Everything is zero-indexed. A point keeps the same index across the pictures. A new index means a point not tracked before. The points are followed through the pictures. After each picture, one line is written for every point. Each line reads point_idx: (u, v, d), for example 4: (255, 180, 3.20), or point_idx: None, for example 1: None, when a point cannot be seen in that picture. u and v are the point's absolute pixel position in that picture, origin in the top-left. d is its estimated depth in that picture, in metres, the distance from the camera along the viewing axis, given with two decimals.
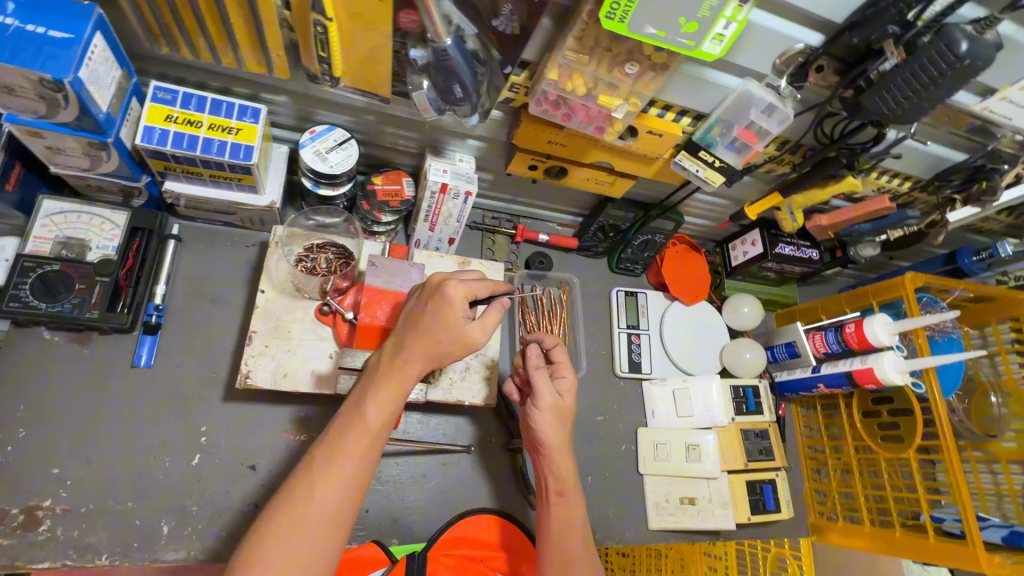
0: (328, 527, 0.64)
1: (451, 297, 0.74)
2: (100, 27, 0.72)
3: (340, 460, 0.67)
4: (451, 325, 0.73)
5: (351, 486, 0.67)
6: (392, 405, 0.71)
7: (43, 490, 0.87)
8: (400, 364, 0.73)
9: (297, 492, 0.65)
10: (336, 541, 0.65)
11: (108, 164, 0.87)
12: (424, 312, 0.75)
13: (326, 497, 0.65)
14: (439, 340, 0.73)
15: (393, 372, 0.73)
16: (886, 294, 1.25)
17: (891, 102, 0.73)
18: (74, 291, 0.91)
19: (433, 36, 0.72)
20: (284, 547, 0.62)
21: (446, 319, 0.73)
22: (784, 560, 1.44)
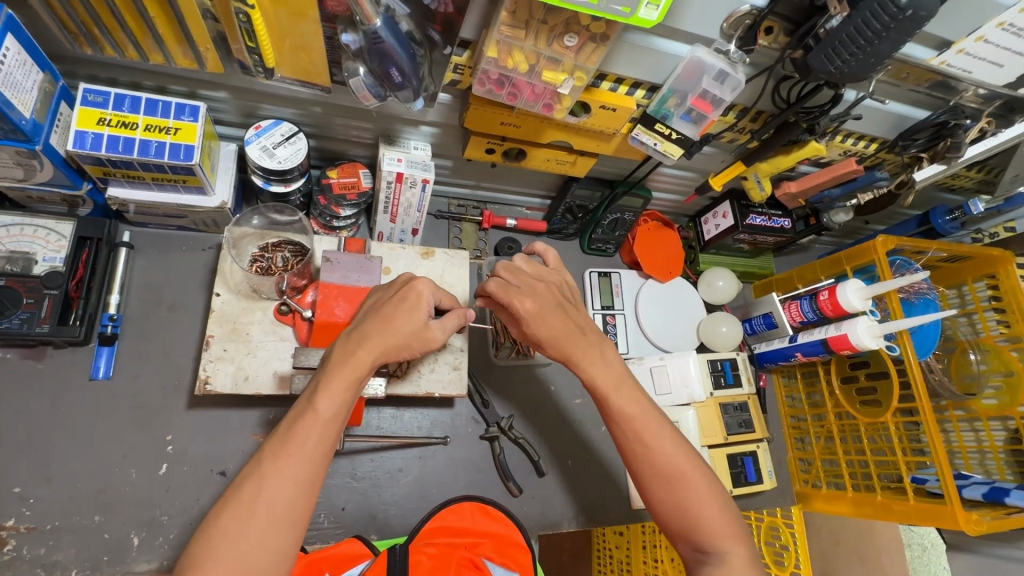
0: (280, 522, 0.63)
1: (419, 292, 0.77)
2: (11, 29, 0.68)
3: (290, 453, 0.66)
4: (416, 318, 0.76)
5: (302, 478, 0.65)
6: (342, 400, 0.70)
7: (6, 510, 0.85)
8: (357, 355, 0.71)
9: (244, 490, 0.64)
10: (290, 535, 0.64)
11: (43, 173, 0.84)
12: (388, 304, 0.76)
13: (276, 491, 0.64)
14: (400, 331, 0.74)
15: (348, 363, 0.71)
16: (858, 259, 1.24)
17: (837, 60, 0.71)
18: (21, 306, 0.88)
19: (362, 17, 0.69)
20: (232, 548, 0.61)
21: (411, 314, 0.75)
22: (776, 529, 1.42)
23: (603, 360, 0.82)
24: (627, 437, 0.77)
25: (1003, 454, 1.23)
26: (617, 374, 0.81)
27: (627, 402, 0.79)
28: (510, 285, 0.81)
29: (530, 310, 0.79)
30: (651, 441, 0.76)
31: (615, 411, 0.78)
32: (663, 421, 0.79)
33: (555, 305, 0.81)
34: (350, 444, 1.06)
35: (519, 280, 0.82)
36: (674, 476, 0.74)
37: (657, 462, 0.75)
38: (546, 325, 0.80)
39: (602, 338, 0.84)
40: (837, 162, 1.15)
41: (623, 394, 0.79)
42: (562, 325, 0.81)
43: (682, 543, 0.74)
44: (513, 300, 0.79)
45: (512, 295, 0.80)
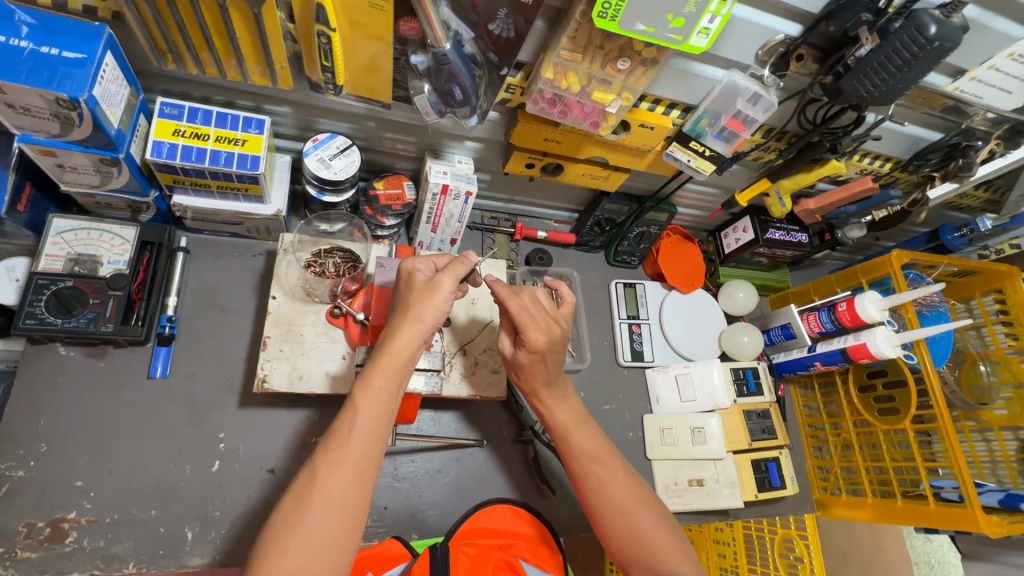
0: (337, 510, 0.65)
1: (410, 268, 0.81)
2: (110, 47, 0.74)
3: (340, 444, 0.69)
4: (413, 286, 0.79)
5: (355, 465, 0.68)
6: (387, 386, 0.74)
7: (67, 503, 0.88)
8: (390, 346, 0.75)
9: (301, 481, 0.67)
10: (350, 521, 0.66)
11: (118, 179, 0.89)
12: (396, 294, 0.81)
13: (330, 481, 0.66)
14: (412, 305, 0.77)
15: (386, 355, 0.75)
16: (874, 272, 1.30)
17: (867, 85, 0.77)
18: (88, 306, 0.92)
19: (433, 41, 0.76)
20: (296, 537, 0.63)
21: (411, 285, 0.79)
22: (792, 542, 1.31)
23: (563, 399, 0.96)
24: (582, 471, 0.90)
25: (1016, 463, 1.28)
26: (576, 412, 0.95)
27: (585, 439, 0.92)
28: (531, 317, 0.88)
29: (540, 345, 0.88)
30: (607, 473, 0.89)
31: (574, 445, 0.92)
32: (616, 460, 0.91)
33: (556, 349, 0.90)
34: (391, 444, 1.09)
35: (538, 314, 0.90)
36: (626, 505, 0.86)
37: (608, 497, 0.87)
38: (545, 360, 0.90)
39: (570, 383, 0.97)
40: (853, 181, 1.22)
41: (582, 430, 0.93)
42: (548, 368, 0.92)
43: (634, 568, 0.83)
44: (529, 332, 0.87)
45: (530, 326, 0.88)
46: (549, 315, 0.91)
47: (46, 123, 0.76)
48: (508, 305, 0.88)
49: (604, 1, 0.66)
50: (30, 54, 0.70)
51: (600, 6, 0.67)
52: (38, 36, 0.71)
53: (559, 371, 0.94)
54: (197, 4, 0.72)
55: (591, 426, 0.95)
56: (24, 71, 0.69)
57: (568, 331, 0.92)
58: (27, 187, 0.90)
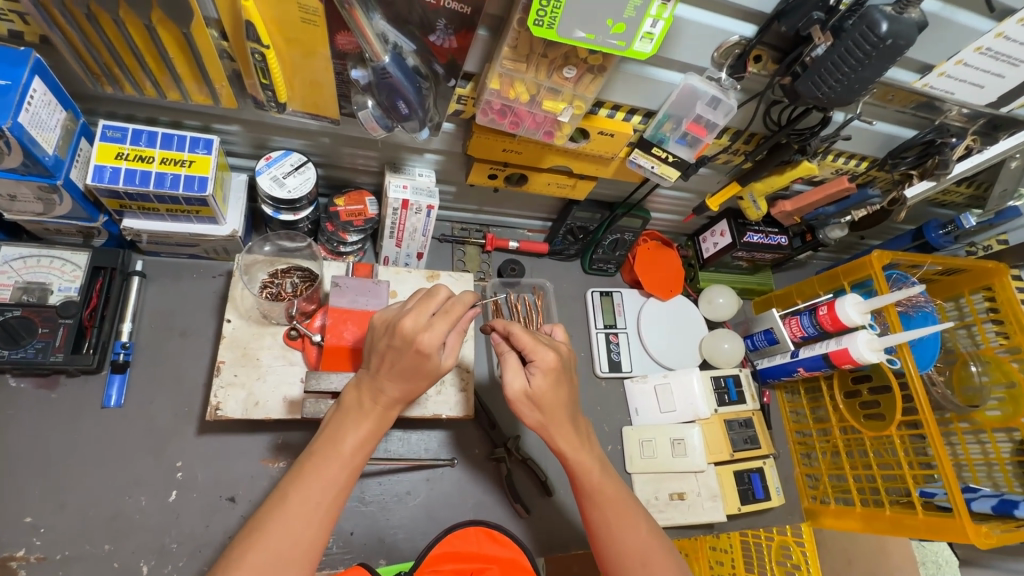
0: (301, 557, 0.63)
1: (422, 338, 0.67)
2: (37, 72, 0.72)
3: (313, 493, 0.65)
4: (428, 365, 0.69)
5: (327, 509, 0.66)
6: (371, 436, 0.71)
7: (16, 540, 0.85)
8: (384, 404, 0.71)
9: (253, 531, 0.63)
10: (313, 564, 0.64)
11: (62, 206, 0.86)
12: (398, 354, 0.69)
13: (299, 529, 0.63)
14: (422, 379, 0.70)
15: (377, 405, 0.71)
16: (856, 273, 1.26)
17: (822, 87, 0.74)
18: (37, 335, 0.90)
19: (371, 55, 0.73)
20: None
21: (425, 365, 0.69)
22: (787, 550, 1.30)
23: (584, 438, 0.82)
24: (604, 522, 0.78)
25: (1010, 466, 1.23)
26: (597, 455, 0.82)
27: (609, 484, 0.80)
28: (538, 337, 0.81)
29: (553, 361, 0.79)
30: (635, 524, 0.77)
31: (597, 491, 0.79)
32: (639, 509, 0.80)
33: (568, 369, 0.81)
34: None
35: (541, 335, 0.82)
36: (651, 555, 0.75)
37: (633, 551, 0.75)
38: (559, 387, 0.79)
39: (590, 427, 0.84)
40: (829, 181, 1.19)
41: (606, 474, 0.81)
42: (566, 398, 0.80)
43: None
44: (538, 351, 0.79)
45: (538, 343, 0.79)
46: (548, 337, 0.83)
47: None
48: (511, 328, 0.81)
49: (539, 8, 0.63)
50: None
51: (534, 14, 0.64)
52: None
53: (575, 404, 0.83)
54: (124, 25, 0.70)
55: (612, 468, 0.83)
56: None
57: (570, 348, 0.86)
58: None
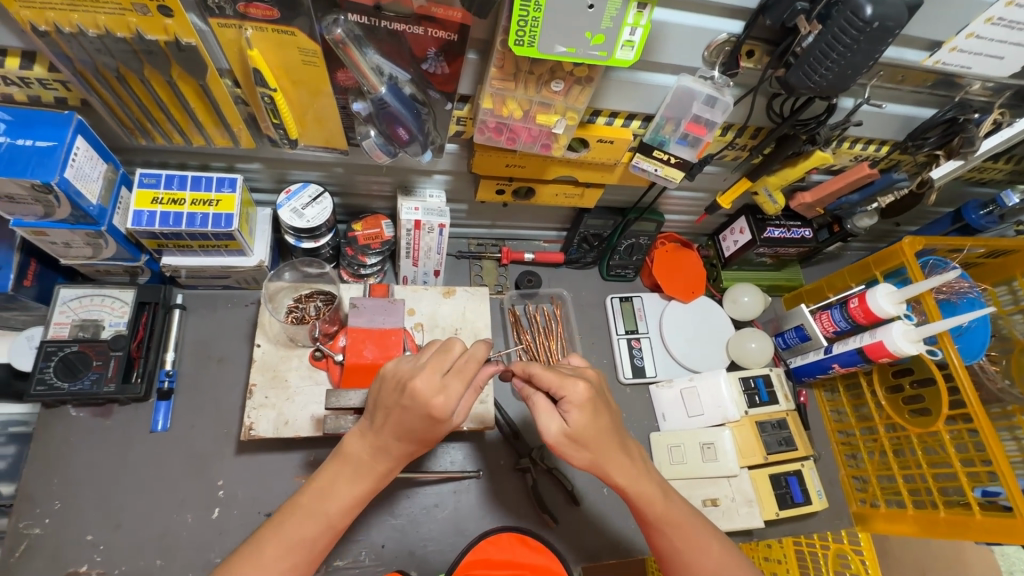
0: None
1: (415, 386, 0.68)
2: (80, 131, 0.81)
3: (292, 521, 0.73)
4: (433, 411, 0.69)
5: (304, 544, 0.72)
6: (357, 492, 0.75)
7: (79, 557, 0.93)
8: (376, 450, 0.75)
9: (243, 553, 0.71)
10: None
11: (108, 249, 0.95)
12: (397, 401, 0.71)
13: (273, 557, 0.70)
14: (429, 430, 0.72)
15: (369, 434, 0.75)
16: (888, 262, 1.21)
17: (814, 76, 0.73)
18: (92, 368, 0.99)
19: (369, 87, 0.78)
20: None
21: (422, 411, 0.69)
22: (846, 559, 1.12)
23: (636, 459, 0.82)
24: (679, 543, 0.81)
25: None
26: (657, 481, 0.83)
27: (675, 507, 0.82)
28: (563, 371, 0.77)
29: (584, 395, 0.76)
30: (705, 539, 0.81)
31: (664, 517, 0.81)
32: (705, 525, 0.84)
33: (600, 397, 0.79)
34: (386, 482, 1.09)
35: (565, 367, 0.80)
36: (728, 573, 0.80)
37: (708, 561, 0.80)
38: (599, 417, 0.77)
39: (636, 441, 0.83)
40: (849, 168, 1.15)
41: (668, 499, 0.82)
42: (608, 424, 0.78)
43: None
44: (567, 387, 0.75)
45: (565, 378, 0.76)
46: (574, 369, 0.80)
47: (33, 207, 0.83)
48: (530, 368, 0.77)
49: (517, 29, 0.66)
50: (8, 148, 0.77)
51: (514, 34, 0.66)
52: (14, 130, 0.78)
53: (618, 427, 0.80)
54: (150, 83, 0.77)
55: (670, 491, 0.84)
56: (3, 163, 0.76)
57: (598, 376, 0.83)
58: (32, 264, 0.98)
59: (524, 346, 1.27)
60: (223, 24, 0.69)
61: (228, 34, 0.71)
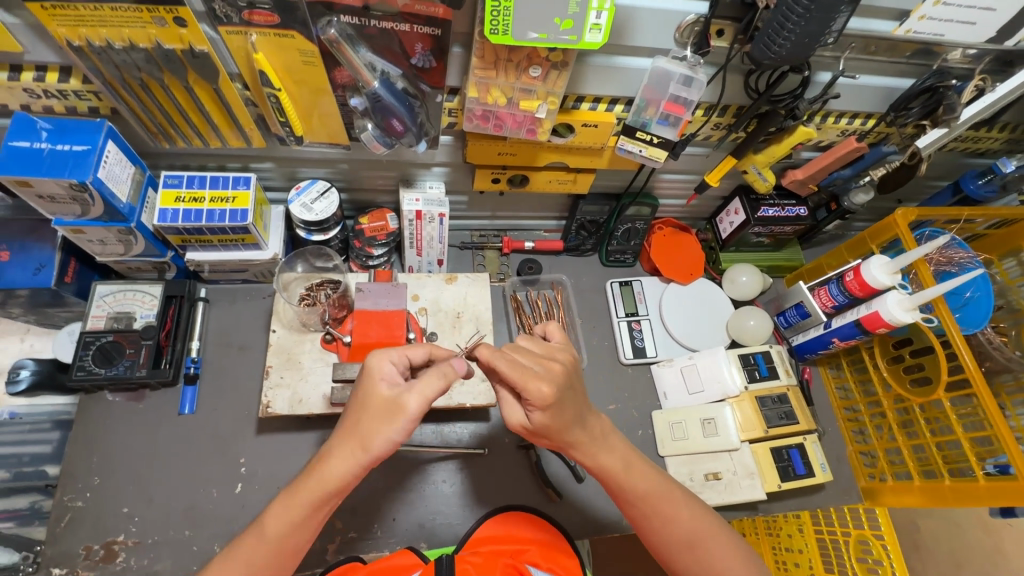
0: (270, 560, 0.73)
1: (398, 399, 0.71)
2: (110, 136, 0.90)
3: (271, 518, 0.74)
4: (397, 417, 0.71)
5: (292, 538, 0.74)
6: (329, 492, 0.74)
7: (116, 527, 1.01)
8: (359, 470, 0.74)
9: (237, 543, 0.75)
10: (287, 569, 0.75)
11: (137, 246, 1.04)
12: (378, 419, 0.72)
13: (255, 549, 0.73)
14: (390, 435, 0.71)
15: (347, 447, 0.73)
16: (883, 235, 1.22)
17: (773, 48, 0.78)
18: (125, 355, 1.08)
19: (363, 82, 0.85)
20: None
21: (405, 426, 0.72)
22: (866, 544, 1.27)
23: (606, 444, 0.84)
24: (651, 511, 0.85)
25: None
26: (623, 454, 0.86)
27: (641, 480, 0.85)
28: (527, 367, 0.74)
29: (549, 395, 0.73)
30: (675, 509, 0.85)
31: (631, 490, 0.84)
32: (677, 493, 0.87)
33: (567, 392, 0.76)
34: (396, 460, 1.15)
35: (531, 360, 0.76)
36: (700, 536, 0.85)
37: (677, 527, 0.85)
38: (561, 406, 0.75)
39: (603, 423, 0.85)
40: (837, 144, 1.17)
41: (633, 473, 0.85)
42: (573, 416, 0.77)
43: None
44: (531, 388, 0.72)
45: (528, 377, 0.73)
46: (541, 356, 0.78)
47: (71, 206, 0.92)
48: (495, 363, 0.75)
49: (491, 18, 0.72)
50: (49, 153, 0.86)
51: (489, 24, 0.73)
52: (54, 137, 0.88)
53: (582, 415, 0.80)
54: (170, 88, 0.86)
55: (641, 465, 0.88)
56: (45, 166, 0.85)
57: (569, 362, 0.79)
58: (72, 262, 1.08)
59: (526, 330, 1.32)
60: (231, 30, 0.77)
61: (235, 41, 0.79)
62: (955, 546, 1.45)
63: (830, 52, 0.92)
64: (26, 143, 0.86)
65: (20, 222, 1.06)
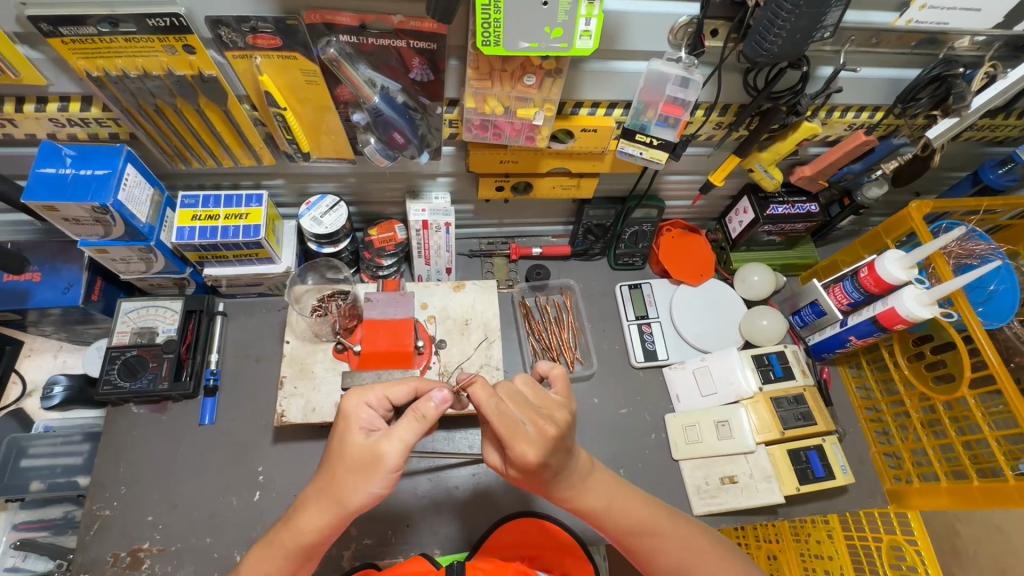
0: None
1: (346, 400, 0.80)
2: (129, 160, 0.95)
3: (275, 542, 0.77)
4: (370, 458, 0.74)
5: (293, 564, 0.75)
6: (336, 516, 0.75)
7: (142, 535, 1.05)
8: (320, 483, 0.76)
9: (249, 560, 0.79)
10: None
11: (158, 263, 1.09)
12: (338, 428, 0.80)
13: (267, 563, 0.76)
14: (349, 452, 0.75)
15: (323, 477, 0.76)
16: (898, 229, 1.19)
17: (766, 45, 0.78)
18: (149, 368, 1.12)
19: (364, 98, 0.88)
20: None
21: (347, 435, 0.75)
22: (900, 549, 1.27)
23: (590, 490, 0.85)
24: (639, 545, 0.86)
25: None
26: (608, 493, 0.86)
27: (628, 515, 0.86)
28: (518, 426, 0.74)
29: (531, 461, 0.74)
30: (663, 541, 0.85)
31: (616, 525, 0.85)
32: (665, 521, 0.88)
33: (554, 456, 0.77)
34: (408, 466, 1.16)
35: (524, 415, 0.76)
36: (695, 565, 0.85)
37: (665, 561, 0.85)
38: (544, 467, 0.76)
39: (589, 473, 0.85)
40: (845, 138, 1.15)
41: (617, 509, 0.86)
42: (552, 476, 0.79)
43: None
44: (516, 448, 0.73)
45: (516, 438, 0.74)
46: (538, 413, 0.78)
47: (95, 227, 0.97)
48: (487, 416, 0.75)
49: (483, 30, 0.74)
50: (73, 178, 0.92)
51: (481, 36, 0.75)
52: (78, 163, 0.93)
53: (568, 470, 0.81)
54: (183, 112, 0.90)
55: (625, 495, 0.88)
56: (69, 190, 0.90)
57: (565, 423, 0.79)
58: (98, 281, 1.14)
59: (536, 335, 1.33)
60: (237, 55, 0.81)
61: (242, 65, 0.83)
62: (996, 549, 1.38)
63: (830, 46, 0.91)
64: (52, 169, 0.92)
65: (48, 245, 1.12)
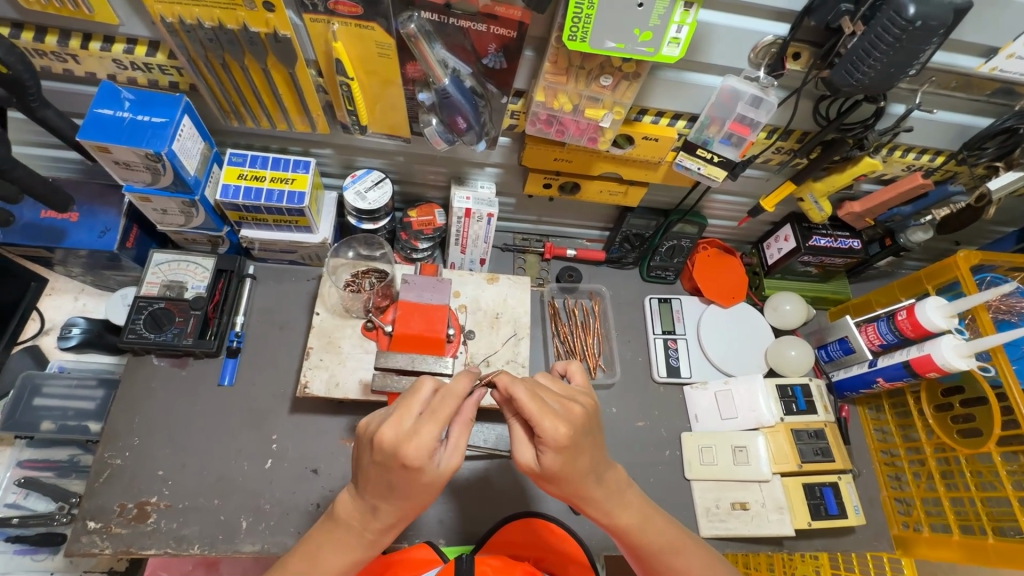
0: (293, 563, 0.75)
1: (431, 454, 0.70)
2: (186, 111, 0.94)
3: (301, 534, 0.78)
4: (422, 475, 0.69)
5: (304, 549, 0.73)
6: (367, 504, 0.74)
7: (150, 488, 1.04)
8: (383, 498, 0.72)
9: None
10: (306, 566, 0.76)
11: (197, 218, 1.07)
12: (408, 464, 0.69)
13: None
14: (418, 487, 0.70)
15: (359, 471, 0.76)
16: (940, 276, 1.18)
17: (855, 74, 0.77)
18: (175, 323, 1.11)
19: (434, 78, 0.86)
20: None
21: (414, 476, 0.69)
22: None
23: (622, 501, 0.83)
24: (666, 567, 0.84)
25: None
26: (638, 509, 0.84)
27: (655, 534, 0.84)
28: (546, 403, 0.72)
29: (563, 438, 0.71)
30: (687, 563, 0.85)
31: (645, 544, 0.84)
32: (687, 542, 0.87)
33: (583, 437, 0.74)
34: None
35: (552, 398, 0.75)
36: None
37: None
38: (576, 451, 0.73)
39: (621, 477, 0.83)
40: (901, 179, 1.13)
41: (648, 527, 0.84)
42: (585, 465, 0.75)
43: None
44: (544, 424, 0.70)
45: (545, 413, 0.71)
46: (562, 396, 0.76)
47: (143, 174, 0.96)
48: (514, 392, 0.72)
49: (571, 25, 0.73)
50: (129, 121, 0.90)
51: (569, 30, 0.73)
52: (136, 107, 0.91)
53: (597, 467, 0.77)
54: (249, 70, 0.89)
55: (657, 516, 0.86)
56: (124, 134, 0.89)
57: (589, 407, 0.78)
58: (134, 229, 1.13)
59: (559, 336, 1.32)
60: (315, 18, 0.80)
61: (318, 28, 0.81)
62: None
63: (908, 85, 0.90)
64: (109, 111, 0.90)
65: (90, 186, 1.12)
